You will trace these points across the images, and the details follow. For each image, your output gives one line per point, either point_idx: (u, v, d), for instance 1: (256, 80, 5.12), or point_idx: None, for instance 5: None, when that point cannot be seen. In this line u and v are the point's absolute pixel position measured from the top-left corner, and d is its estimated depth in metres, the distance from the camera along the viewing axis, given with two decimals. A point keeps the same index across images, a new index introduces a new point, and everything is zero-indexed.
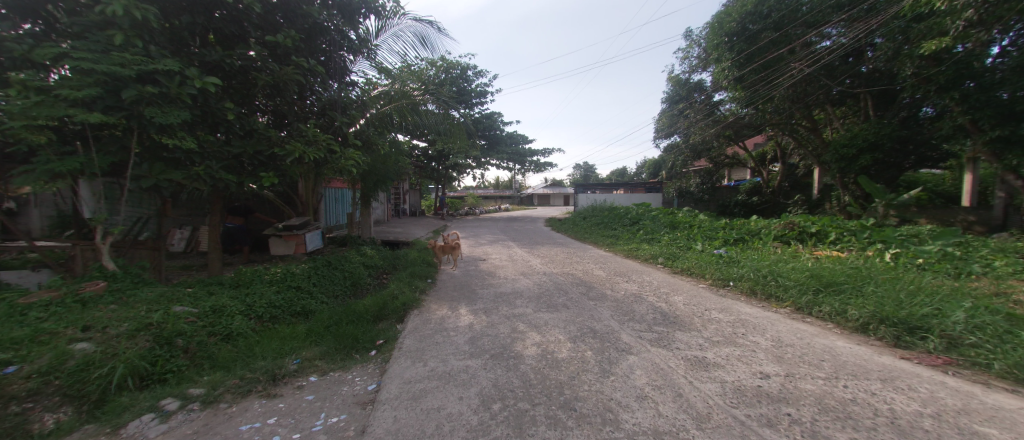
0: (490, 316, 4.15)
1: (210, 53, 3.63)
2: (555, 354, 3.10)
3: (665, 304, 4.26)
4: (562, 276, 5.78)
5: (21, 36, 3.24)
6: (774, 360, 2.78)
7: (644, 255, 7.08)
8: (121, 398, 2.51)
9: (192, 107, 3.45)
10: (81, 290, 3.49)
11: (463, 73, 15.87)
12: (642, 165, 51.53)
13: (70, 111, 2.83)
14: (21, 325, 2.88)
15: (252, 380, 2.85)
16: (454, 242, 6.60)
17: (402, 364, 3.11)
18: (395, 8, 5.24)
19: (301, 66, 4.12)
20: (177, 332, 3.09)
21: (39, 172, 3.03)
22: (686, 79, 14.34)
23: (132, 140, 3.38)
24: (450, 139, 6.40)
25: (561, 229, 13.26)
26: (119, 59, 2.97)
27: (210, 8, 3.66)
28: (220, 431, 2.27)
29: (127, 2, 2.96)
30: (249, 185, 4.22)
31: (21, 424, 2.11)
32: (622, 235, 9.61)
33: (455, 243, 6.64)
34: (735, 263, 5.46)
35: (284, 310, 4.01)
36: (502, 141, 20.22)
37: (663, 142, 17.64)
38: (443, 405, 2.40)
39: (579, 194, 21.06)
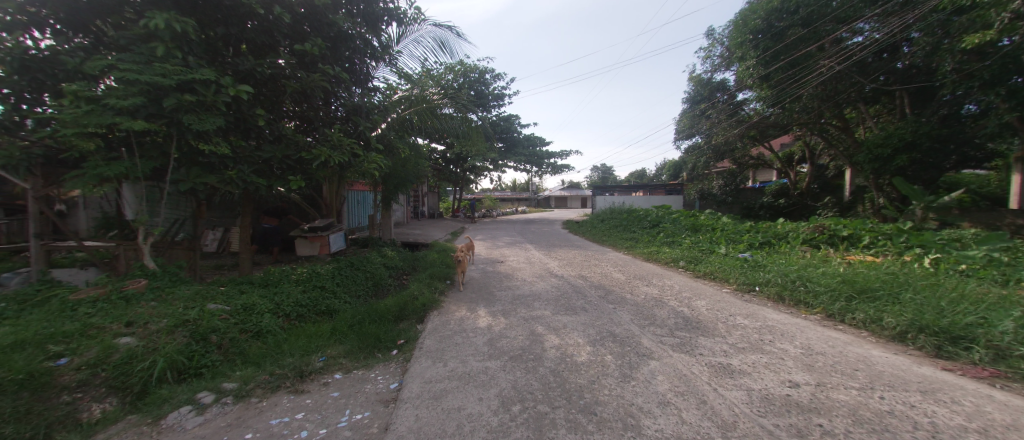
0: (508, 318, 4.16)
1: (243, 62, 3.79)
2: (574, 358, 3.08)
3: (688, 309, 4.17)
4: (581, 279, 5.74)
5: (73, 49, 3.47)
6: (804, 368, 2.68)
7: (664, 258, 6.96)
8: (161, 390, 2.66)
9: (226, 114, 3.62)
10: (125, 287, 3.70)
11: (481, 77, 16.04)
12: (662, 167, 50.47)
13: (117, 119, 3.01)
14: (72, 320, 3.09)
15: (281, 376, 2.97)
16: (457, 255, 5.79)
17: (422, 363, 3.16)
18: (416, 14, 5.33)
19: (327, 73, 4.25)
20: (211, 328, 3.23)
21: (88, 176, 3.23)
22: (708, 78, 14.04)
23: (171, 146, 3.57)
24: (469, 142, 6.46)
25: (577, 231, 13.19)
26: (160, 70, 3.14)
27: (243, 20, 3.83)
28: (252, 424, 2.37)
29: (169, 15, 3.14)
30: (278, 188, 4.37)
31: (71, 412, 2.33)
32: (641, 238, 9.47)
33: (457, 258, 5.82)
34: (762, 268, 5.30)
35: (310, 309, 4.13)
36: (519, 143, 20.28)
37: (683, 143, 17.32)
38: (463, 406, 2.42)
39: (596, 196, 20.83)
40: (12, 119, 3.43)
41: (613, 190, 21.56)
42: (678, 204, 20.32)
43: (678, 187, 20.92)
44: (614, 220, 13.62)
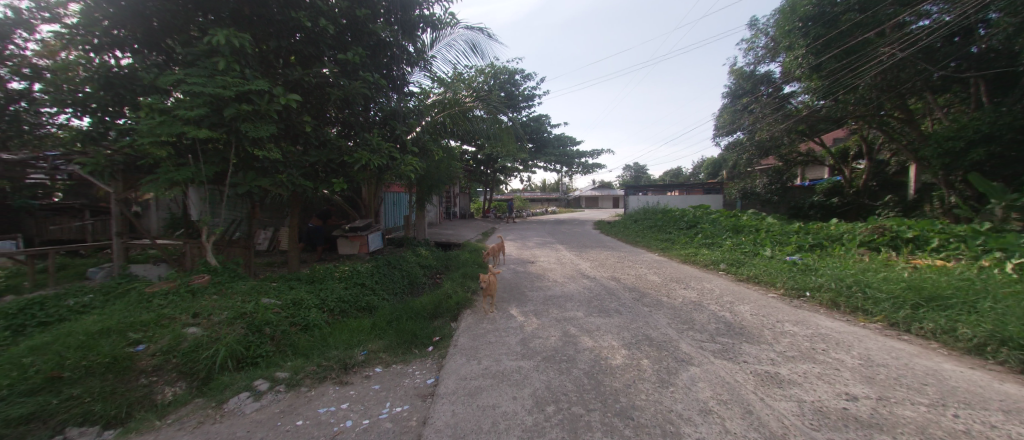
0: (541, 319, 4.15)
1: (292, 72, 4.04)
2: (608, 360, 3.04)
3: (730, 314, 3.98)
4: (613, 280, 5.62)
5: (148, 66, 3.83)
6: (863, 380, 2.48)
7: (703, 260, 6.68)
8: (223, 376, 2.91)
9: (277, 121, 3.87)
10: (191, 281, 4.06)
11: (511, 78, 16.11)
12: (699, 164, 48.33)
13: (184, 128, 3.31)
14: (148, 310, 3.44)
15: (327, 368, 3.14)
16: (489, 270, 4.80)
17: (457, 361, 3.23)
18: (449, 19, 5.46)
19: (366, 80, 4.45)
20: (265, 321, 3.47)
21: (161, 181, 3.56)
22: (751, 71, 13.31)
23: (230, 152, 3.87)
24: (499, 143, 6.52)
25: (609, 232, 12.92)
26: (221, 82, 3.41)
27: (292, 33, 4.09)
28: (303, 412, 2.53)
29: (230, 32, 3.42)
30: (322, 190, 4.62)
31: (148, 394, 2.64)
32: (678, 239, 9.13)
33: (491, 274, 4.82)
34: (813, 272, 4.96)
35: (351, 305, 4.34)
36: (548, 143, 20.19)
37: (722, 140, 16.52)
38: (498, 404, 2.46)
39: (629, 196, 20.30)
40: (99, 130, 3.85)
41: (646, 189, 20.92)
42: (717, 203, 19.39)
43: (716, 186, 19.96)
44: (647, 221, 13.23)
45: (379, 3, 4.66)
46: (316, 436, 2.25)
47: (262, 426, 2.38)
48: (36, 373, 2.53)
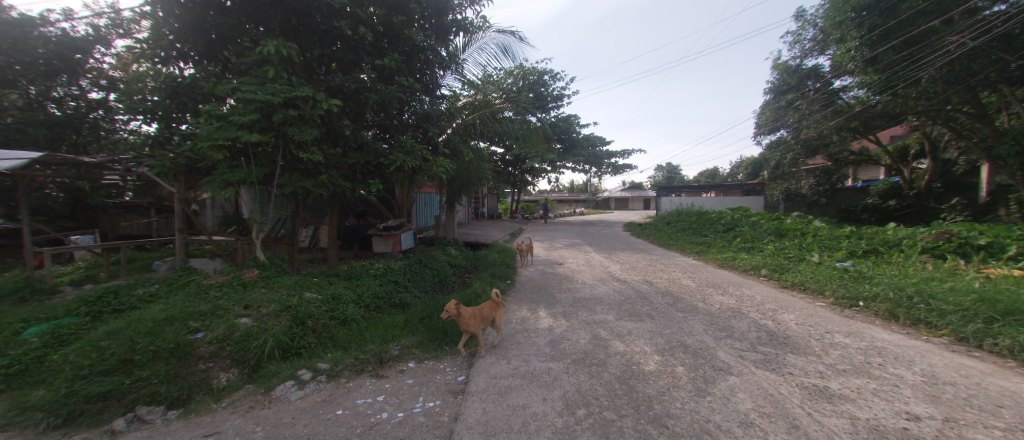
0: (570, 321, 4.12)
1: (333, 78, 4.25)
2: (641, 366, 2.97)
3: (772, 322, 3.79)
4: (646, 284, 5.48)
5: (207, 75, 4.17)
6: (926, 399, 2.29)
7: (742, 265, 6.38)
8: (270, 365, 3.10)
9: (320, 125, 4.08)
10: (243, 275, 4.37)
11: (541, 78, 16.11)
12: (737, 163, 46.04)
13: (238, 132, 3.56)
14: (206, 301, 3.73)
15: (364, 361, 3.28)
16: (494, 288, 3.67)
17: (487, 359, 3.27)
18: (482, 22, 5.55)
19: (402, 84, 4.63)
20: (308, 314, 3.66)
21: (218, 182, 3.86)
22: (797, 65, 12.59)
23: (277, 155, 4.13)
24: (528, 144, 6.62)
25: (640, 234, 12.58)
26: (271, 89, 3.64)
27: (334, 42, 4.31)
28: (343, 402, 2.66)
29: (279, 43, 3.66)
30: (360, 190, 4.83)
31: (205, 379, 2.86)
32: (714, 243, 8.78)
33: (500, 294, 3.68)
34: (867, 280, 4.61)
35: (386, 301, 4.50)
36: (577, 143, 19.98)
37: (763, 138, 15.73)
38: (528, 404, 2.47)
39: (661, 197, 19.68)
40: (165, 135, 4.23)
41: (680, 190, 20.19)
42: (757, 206, 18.42)
43: (757, 187, 18.92)
44: (680, 223, 12.79)
45: (415, 9, 4.81)
46: (354, 425, 2.35)
47: (305, 413, 2.52)
48: (112, 355, 2.80)
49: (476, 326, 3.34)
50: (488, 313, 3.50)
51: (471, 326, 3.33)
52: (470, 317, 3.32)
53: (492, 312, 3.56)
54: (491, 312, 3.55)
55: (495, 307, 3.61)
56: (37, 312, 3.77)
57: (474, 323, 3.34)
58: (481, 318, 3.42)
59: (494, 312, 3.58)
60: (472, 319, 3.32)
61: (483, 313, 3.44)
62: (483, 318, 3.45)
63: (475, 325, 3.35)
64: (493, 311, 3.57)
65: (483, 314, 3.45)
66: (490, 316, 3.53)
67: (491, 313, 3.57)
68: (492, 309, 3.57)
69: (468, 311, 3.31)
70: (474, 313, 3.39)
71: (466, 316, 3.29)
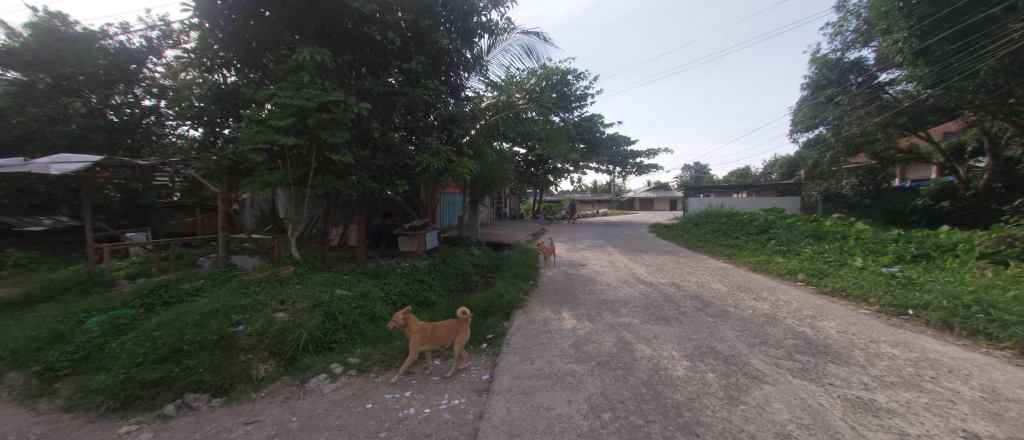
0: (594, 323, 4.08)
1: (364, 83, 4.40)
2: (669, 371, 2.90)
3: (810, 329, 3.61)
4: (673, 287, 5.34)
5: (248, 82, 4.41)
6: (986, 417, 2.11)
7: (776, 269, 6.11)
8: (305, 358, 3.24)
9: (350, 128, 4.23)
10: (279, 272, 4.58)
11: (564, 78, 16.02)
12: (770, 163, 43.92)
13: (275, 136, 3.75)
14: (246, 296, 3.94)
15: (392, 357, 3.37)
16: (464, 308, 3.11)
17: (511, 359, 3.29)
18: (506, 24, 5.58)
19: (428, 87, 4.74)
20: (339, 310, 3.80)
21: (257, 183, 4.08)
22: (838, 59, 12.07)
23: (310, 157, 4.31)
24: (551, 144, 6.60)
25: (667, 236, 12.27)
26: (306, 94, 3.80)
27: (364, 47, 4.47)
28: (372, 396, 2.74)
29: (313, 50, 3.82)
30: (387, 191, 4.97)
31: (246, 369, 3.02)
32: (746, 246, 8.45)
33: (468, 318, 3.09)
34: (917, 287, 4.31)
35: (412, 299, 4.61)
36: (601, 143, 19.72)
37: (800, 136, 15.04)
38: (553, 406, 2.46)
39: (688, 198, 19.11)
40: (209, 139, 4.50)
41: (709, 191, 19.53)
42: (792, 207, 17.52)
43: (793, 187, 18.01)
44: (710, 225, 12.37)
45: (440, 14, 4.93)
46: (383, 419, 2.42)
47: (337, 406, 2.61)
48: (163, 345, 3.02)
49: (419, 345, 2.95)
50: (441, 336, 3.02)
51: (414, 341, 2.97)
52: (416, 333, 2.96)
53: (449, 335, 3.05)
54: (448, 335, 3.04)
55: (456, 331, 3.07)
56: (99, 303, 4.11)
57: (419, 340, 2.96)
58: (431, 338, 2.98)
59: (454, 335, 3.06)
60: (417, 335, 2.95)
61: (435, 332, 2.99)
62: (434, 340, 2.99)
63: (420, 343, 2.96)
64: (451, 334, 3.06)
65: (435, 335, 2.99)
66: (444, 340, 3.03)
67: (449, 336, 3.06)
68: (450, 331, 3.04)
69: (416, 325, 2.96)
70: (423, 330, 2.97)
71: (412, 330, 2.95)
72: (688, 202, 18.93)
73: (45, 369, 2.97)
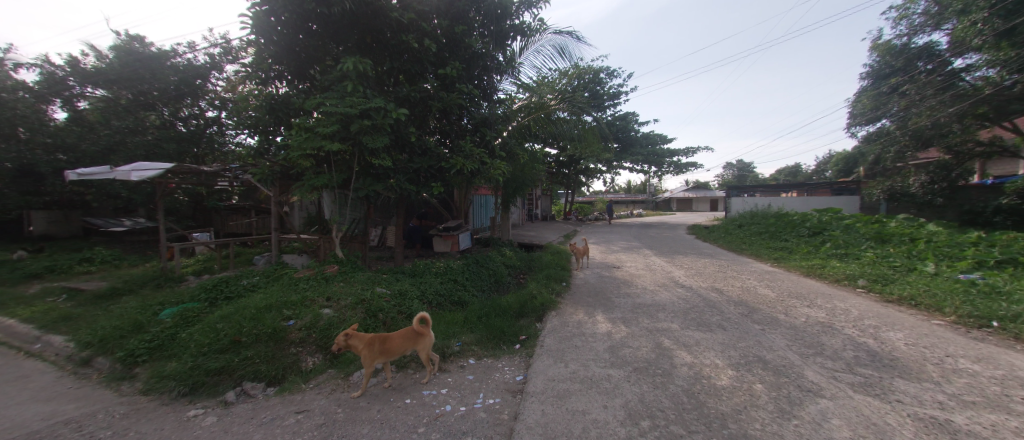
0: (630, 327, 3.98)
1: (402, 89, 4.57)
2: (712, 380, 2.77)
3: (873, 340, 3.32)
4: (715, 292, 5.09)
5: (298, 93, 4.73)
6: None
7: (832, 274, 5.66)
8: (347, 353, 3.40)
9: (389, 133, 4.41)
10: (324, 271, 4.85)
11: (597, 77, 15.77)
12: (824, 159, 40.50)
13: (322, 142, 3.99)
14: (295, 292, 4.20)
15: (429, 354, 3.46)
16: (422, 316, 2.96)
17: (544, 361, 3.28)
18: (539, 25, 5.58)
19: (461, 91, 4.84)
20: (380, 308, 3.96)
21: (306, 186, 4.36)
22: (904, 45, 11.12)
23: (353, 162, 4.54)
24: (584, 144, 6.50)
25: (707, 238, 11.72)
26: (349, 102, 4.01)
27: (401, 55, 4.65)
28: (410, 391, 2.84)
29: (355, 60, 4.02)
30: (423, 193, 5.13)
31: (295, 361, 3.22)
32: (796, 249, 7.89)
33: (425, 326, 2.95)
34: (1006, 297, 3.83)
35: (446, 299, 4.72)
36: (635, 142, 19.20)
37: (858, 130, 13.82)
38: (588, 410, 2.42)
39: (731, 198, 18.14)
40: (264, 146, 4.87)
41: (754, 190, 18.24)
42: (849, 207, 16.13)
43: (851, 186, 16.54)
44: (755, 227, 11.67)
45: (474, 19, 5.05)
46: (421, 415, 2.49)
47: (378, 400, 2.72)
48: (223, 337, 3.28)
49: (372, 360, 2.78)
50: (397, 347, 2.86)
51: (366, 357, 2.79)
52: (367, 347, 2.79)
53: (405, 346, 2.90)
54: (404, 345, 2.89)
55: (413, 340, 2.93)
56: (170, 297, 4.55)
57: (371, 355, 2.79)
58: (383, 350, 2.81)
59: (411, 345, 2.92)
60: (368, 350, 2.78)
61: (388, 344, 2.82)
62: (388, 352, 2.83)
63: (372, 358, 2.79)
64: (408, 344, 2.91)
65: (388, 347, 2.82)
66: (400, 350, 2.88)
67: (407, 345, 2.92)
68: (405, 341, 2.89)
69: (364, 340, 2.79)
70: (373, 345, 2.80)
71: (360, 346, 2.78)
72: (730, 201, 18.00)
73: (127, 355, 3.32)
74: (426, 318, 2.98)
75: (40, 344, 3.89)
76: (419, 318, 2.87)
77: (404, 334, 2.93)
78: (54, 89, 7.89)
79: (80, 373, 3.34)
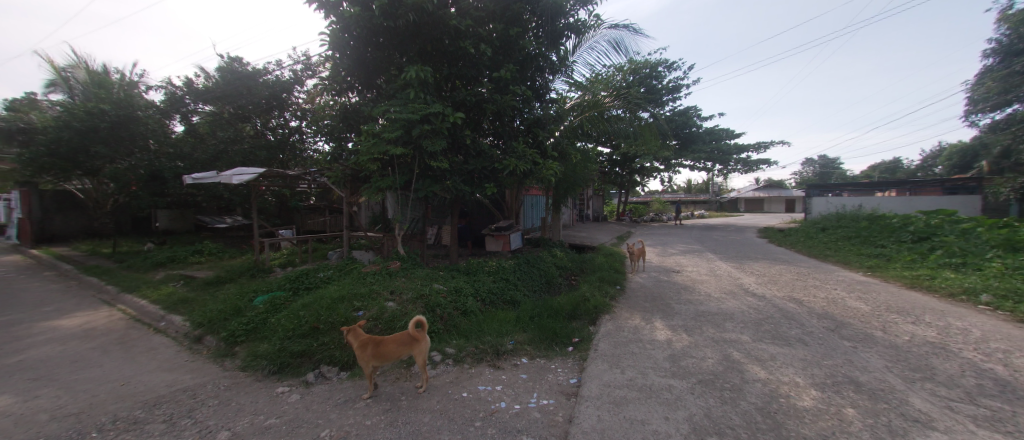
0: (693, 336, 3.74)
1: (458, 94, 4.80)
2: (791, 400, 2.50)
3: (1003, 367, 2.77)
4: (792, 302, 4.60)
5: (367, 102, 5.13)
6: None
7: (947, 288, 4.81)
8: None
9: (446, 136, 4.60)
10: (388, 267, 5.22)
11: (655, 71, 15.07)
12: (930, 152, 34.64)
13: (386, 147, 4.27)
14: (363, 285, 4.57)
15: (483, 350, 3.56)
16: (417, 319, 2.78)
17: (599, 365, 3.20)
18: (595, 21, 5.47)
19: (515, 93, 4.92)
20: (437, 303, 4.15)
21: (373, 188, 4.72)
22: None
23: (414, 165, 4.82)
24: (640, 142, 6.21)
25: (783, 242, 10.61)
26: (411, 109, 4.27)
27: (458, 61, 4.85)
28: (467, 386, 2.94)
29: (417, 68, 4.26)
30: (477, 193, 5.28)
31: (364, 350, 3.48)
32: (897, 256, 6.84)
33: (420, 330, 2.76)
34: None
35: (499, 297, 4.83)
36: (695, 139, 18.02)
37: (981, 118, 11.63)
38: (648, 420, 2.32)
39: (811, 198, 16.27)
40: (338, 152, 5.36)
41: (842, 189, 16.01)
42: (967, 209, 13.57)
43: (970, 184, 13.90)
44: (842, 231, 10.32)
45: (528, 20, 5.11)
46: (477, 409, 2.56)
47: (438, 390, 2.86)
48: (304, 323, 3.66)
49: (365, 362, 2.76)
50: (391, 351, 2.77)
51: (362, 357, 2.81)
52: (360, 348, 2.80)
53: (401, 350, 2.79)
54: (399, 350, 2.78)
55: (409, 344, 2.78)
56: (261, 286, 5.19)
57: (363, 356, 2.78)
58: (374, 354, 2.76)
59: (406, 350, 2.78)
60: (362, 352, 2.78)
61: (380, 347, 2.76)
62: (381, 355, 2.76)
63: (365, 359, 2.78)
64: (403, 348, 2.79)
65: (380, 351, 2.75)
66: (396, 355, 2.78)
67: (404, 349, 2.80)
68: (400, 345, 2.78)
69: (359, 340, 2.82)
70: (367, 346, 2.79)
71: (355, 345, 2.83)
72: (810, 202, 16.19)
73: (229, 335, 3.85)
74: (421, 321, 2.77)
75: (165, 321, 4.66)
76: (411, 323, 2.69)
77: (400, 337, 2.81)
78: (173, 106, 9.34)
79: (194, 348, 3.92)
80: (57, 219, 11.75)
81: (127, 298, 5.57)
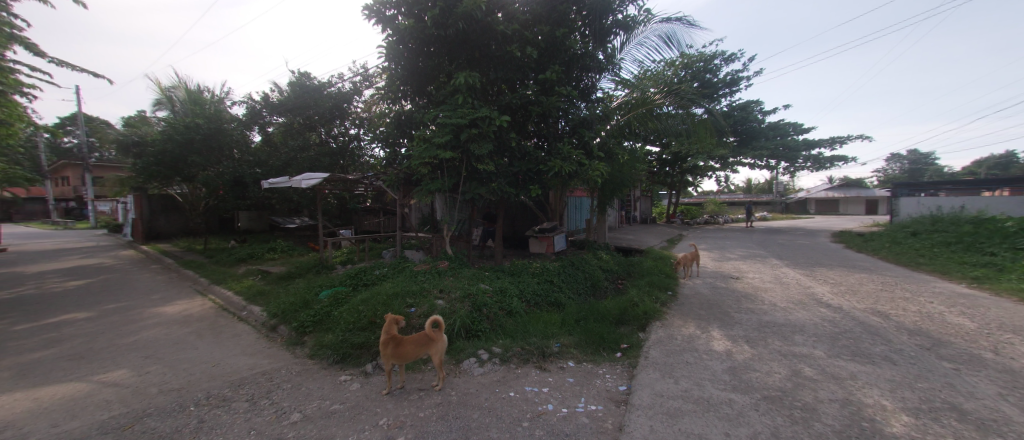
0: (755, 348, 3.48)
1: (504, 97, 4.88)
2: (876, 425, 2.22)
3: None
4: (876, 316, 4.10)
5: (419, 109, 5.38)
6: None
7: None
8: (458, 343, 3.70)
9: (492, 139, 4.69)
10: (437, 266, 5.43)
11: (710, 64, 14.23)
12: None
13: (436, 151, 4.43)
14: (414, 283, 4.79)
15: (529, 352, 3.57)
16: (435, 320, 2.89)
17: (650, 374, 3.08)
18: (645, 16, 5.30)
19: (561, 93, 4.91)
20: (484, 302, 4.24)
21: (424, 190, 4.93)
22: None
23: (462, 168, 4.95)
24: (693, 140, 5.82)
25: (863, 248, 9.44)
26: (461, 114, 4.42)
27: (505, 65, 4.95)
28: (514, 386, 2.97)
29: (465, 74, 4.41)
30: (522, 195, 5.32)
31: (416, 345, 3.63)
32: (1017, 267, 5.79)
33: (438, 330, 2.88)
34: None
35: (544, 299, 4.82)
36: (756, 135, 16.68)
37: None
38: (705, 435, 2.19)
39: (898, 198, 14.33)
40: (392, 157, 5.69)
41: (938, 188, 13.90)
42: None
43: None
44: (939, 236, 8.96)
45: (575, 20, 5.09)
46: (525, 410, 2.58)
47: (485, 389, 2.92)
48: (363, 317, 3.91)
49: (384, 358, 2.84)
50: (409, 351, 2.86)
51: (383, 355, 2.89)
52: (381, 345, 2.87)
53: (419, 349, 2.89)
54: (417, 350, 2.88)
55: (426, 344, 2.89)
56: (325, 281, 5.65)
57: (384, 354, 2.85)
58: (396, 353, 2.84)
59: (424, 350, 2.90)
60: (382, 348, 2.86)
61: (401, 346, 2.85)
62: (400, 355, 2.84)
63: (385, 357, 2.85)
64: (421, 348, 2.90)
65: (401, 350, 2.84)
66: (414, 355, 2.89)
67: (422, 349, 2.91)
68: (417, 345, 2.88)
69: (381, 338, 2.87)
70: (389, 343, 2.85)
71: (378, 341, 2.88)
72: (897, 202, 14.27)
73: (299, 326, 4.22)
74: (438, 321, 2.90)
75: (245, 311, 5.23)
76: (430, 322, 2.81)
77: (418, 337, 2.91)
78: (253, 119, 10.48)
79: (270, 336, 4.37)
80: (162, 220, 13.65)
81: (216, 288, 6.34)
